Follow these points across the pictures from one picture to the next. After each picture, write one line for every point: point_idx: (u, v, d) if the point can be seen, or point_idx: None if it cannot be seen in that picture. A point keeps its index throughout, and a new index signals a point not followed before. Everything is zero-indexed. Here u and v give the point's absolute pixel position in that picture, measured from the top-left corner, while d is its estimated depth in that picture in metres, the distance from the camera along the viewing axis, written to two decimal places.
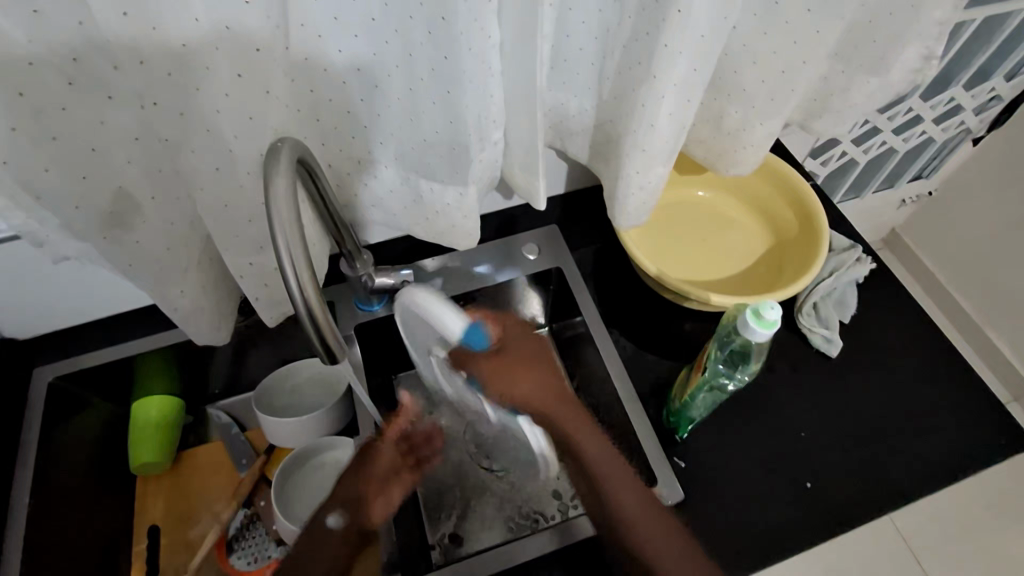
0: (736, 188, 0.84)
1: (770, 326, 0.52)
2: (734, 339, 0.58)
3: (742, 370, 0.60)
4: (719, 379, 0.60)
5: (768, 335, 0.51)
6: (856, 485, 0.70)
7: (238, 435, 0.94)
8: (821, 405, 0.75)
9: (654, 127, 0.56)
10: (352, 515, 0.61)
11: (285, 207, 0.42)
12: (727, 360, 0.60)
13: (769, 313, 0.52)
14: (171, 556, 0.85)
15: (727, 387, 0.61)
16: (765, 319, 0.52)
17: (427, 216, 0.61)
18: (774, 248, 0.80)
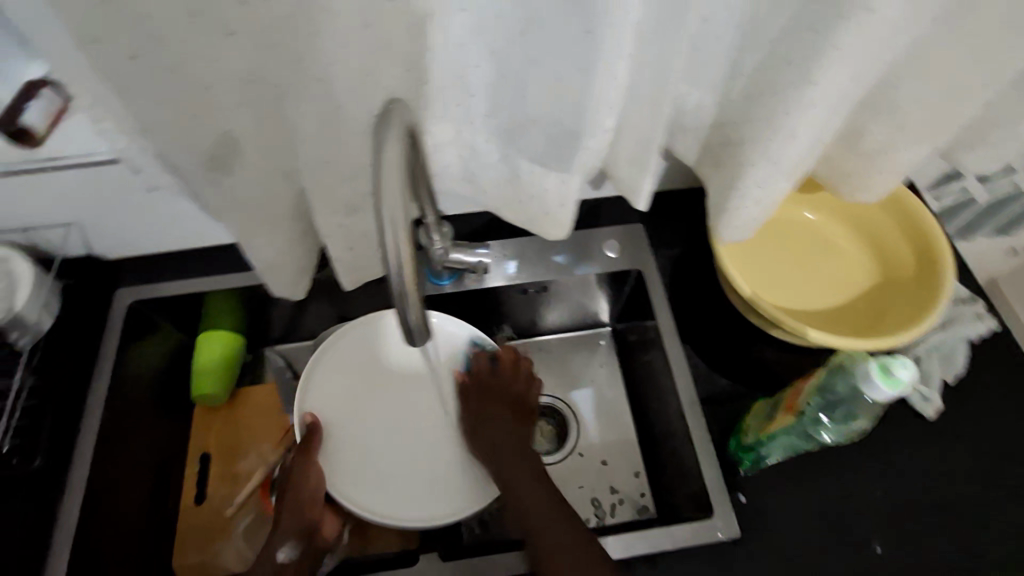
0: (849, 216, 0.76)
1: (897, 384, 0.49)
2: (841, 393, 0.53)
3: (846, 425, 0.54)
4: (815, 427, 0.55)
5: (892, 394, 0.49)
6: (938, 558, 0.62)
7: (288, 378, 0.92)
8: (910, 468, 0.67)
9: (794, 138, 0.50)
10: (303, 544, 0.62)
11: (393, 173, 0.39)
12: (830, 412, 0.54)
13: (900, 372, 0.49)
14: (218, 485, 0.82)
15: (822, 437, 0.55)
16: (893, 378, 0.49)
17: (523, 200, 0.58)
18: (883, 287, 0.72)
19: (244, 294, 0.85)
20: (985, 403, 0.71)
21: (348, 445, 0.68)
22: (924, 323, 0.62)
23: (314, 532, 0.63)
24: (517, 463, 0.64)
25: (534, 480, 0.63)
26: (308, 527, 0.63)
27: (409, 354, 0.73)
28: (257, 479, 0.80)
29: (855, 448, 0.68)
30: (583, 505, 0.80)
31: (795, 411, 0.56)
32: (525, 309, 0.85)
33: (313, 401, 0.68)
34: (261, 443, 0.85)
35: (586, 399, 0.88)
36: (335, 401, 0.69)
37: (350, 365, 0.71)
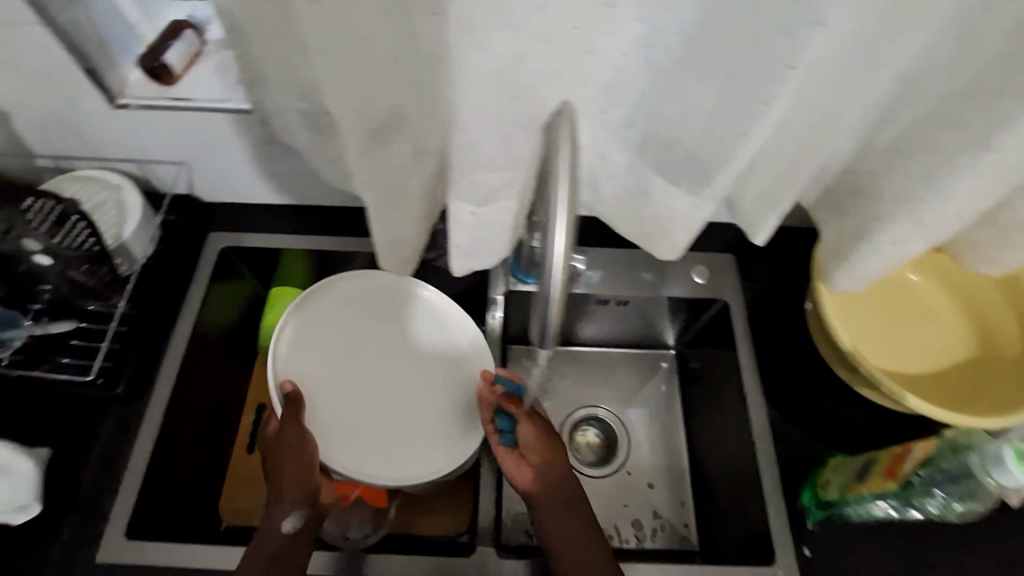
0: (951, 281, 0.74)
1: None
2: (960, 470, 0.53)
3: (953, 502, 0.54)
4: (921, 496, 0.54)
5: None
6: None
7: None
8: (988, 553, 0.64)
9: (947, 200, 0.48)
10: (305, 510, 0.62)
11: (565, 177, 0.40)
12: (942, 485, 0.54)
13: None
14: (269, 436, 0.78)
15: (923, 508, 0.55)
16: None
17: (645, 214, 0.57)
18: (979, 364, 0.69)
19: (320, 257, 0.83)
20: None
21: (329, 412, 0.71)
22: None
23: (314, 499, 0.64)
24: (545, 489, 0.66)
25: (566, 506, 0.64)
26: (310, 492, 0.63)
27: (371, 318, 0.78)
28: None
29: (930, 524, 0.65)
30: (624, 524, 0.79)
31: (897, 475, 0.55)
32: (600, 321, 0.84)
33: (288, 368, 0.71)
34: None
35: (640, 419, 0.87)
36: (308, 366, 0.73)
37: (323, 329, 0.75)
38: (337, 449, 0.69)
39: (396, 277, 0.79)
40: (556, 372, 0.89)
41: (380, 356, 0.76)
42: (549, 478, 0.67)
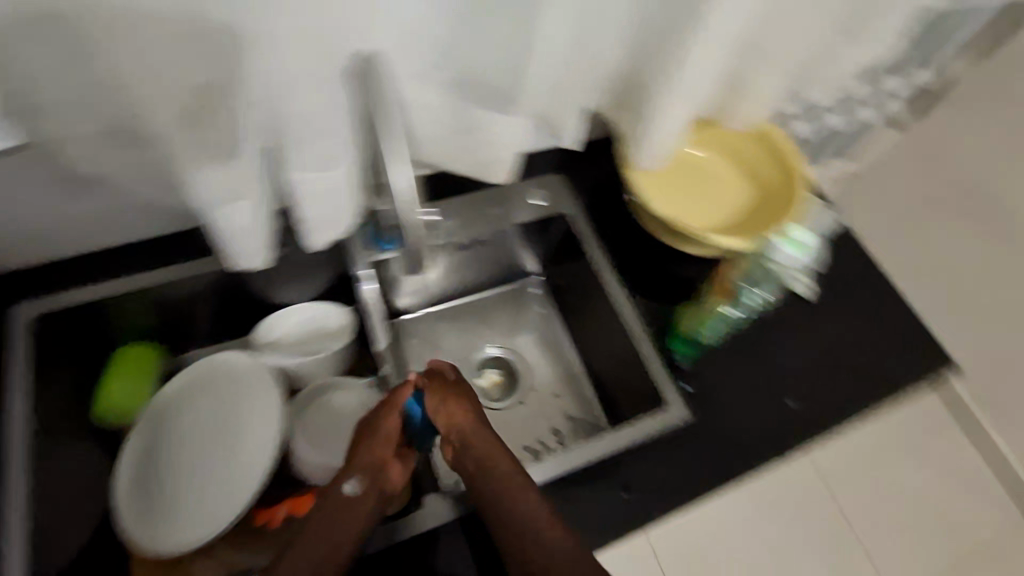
0: (723, 145, 0.90)
1: (805, 246, 0.73)
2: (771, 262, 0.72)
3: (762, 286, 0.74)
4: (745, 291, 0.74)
5: (800, 253, 0.72)
6: (834, 401, 0.77)
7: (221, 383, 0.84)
8: (801, 337, 0.81)
9: (687, 67, 0.62)
10: (370, 480, 0.61)
11: None
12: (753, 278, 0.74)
13: (804, 238, 0.73)
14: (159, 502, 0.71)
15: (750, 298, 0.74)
16: (799, 242, 0.73)
17: (473, 141, 0.63)
18: (759, 201, 0.86)
19: (154, 297, 0.76)
20: (846, 279, 0.88)
21: (202, 496, 0.70)
22: (799, 209, 0.78)
23: (382, 476, 0.62)
24: (507, 483, 0.61)
25: (533, 499, 0.60)
26: (378, 462, 0.63)
27: (197, 414, 0.75)
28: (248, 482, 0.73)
29: (763, 330, 0.81)
30: (545, 436, 0.86)
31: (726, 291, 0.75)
32: (463, 268, 0.89)
33: (146, 523, 0.68)
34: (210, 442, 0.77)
35: (527, 344, 0.95)
36: (160, 506, 0.70)
37: (160, 459, 0.72)
38: (217, 513, 0.69)
39: (206, 368, 0.77)
40: (436, 330, 0.92)
41: (214, 430, 0.74)
42: (512, 465, 0.63)
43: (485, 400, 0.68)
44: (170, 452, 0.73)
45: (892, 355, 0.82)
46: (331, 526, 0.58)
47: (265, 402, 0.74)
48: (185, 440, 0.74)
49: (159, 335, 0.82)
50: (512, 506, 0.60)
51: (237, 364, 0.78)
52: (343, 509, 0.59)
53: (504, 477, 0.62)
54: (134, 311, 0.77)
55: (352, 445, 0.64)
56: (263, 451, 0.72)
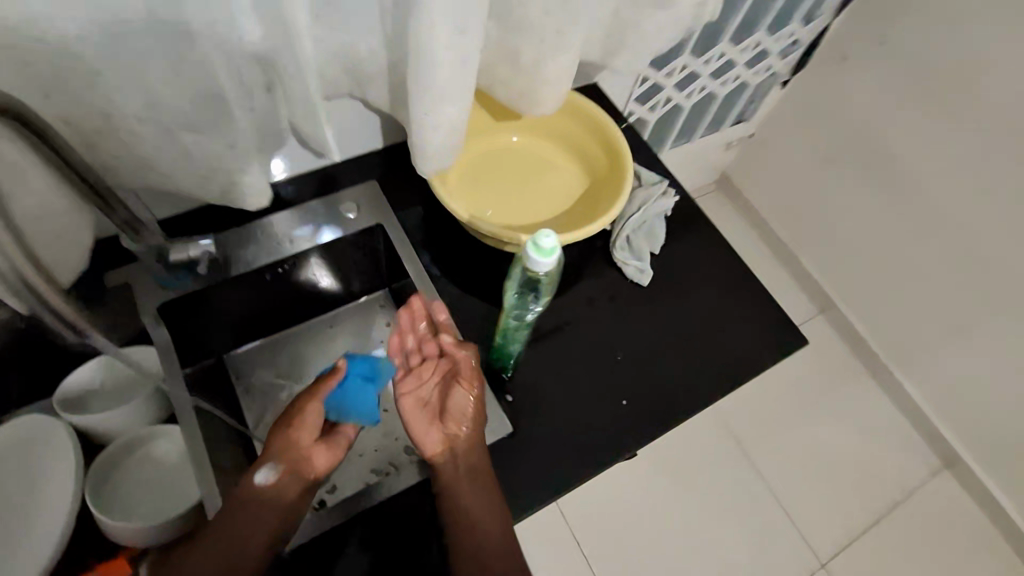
0: (549, 130, 0.86)
1: (550, 253, 0.57)
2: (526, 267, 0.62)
3: (534, 301, 0.65)
4: (515, 312, 0.66)
5: (549, 262, 0.57)
6: (666, 391, 0.75)
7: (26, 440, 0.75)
8: (634, 328, 0.79)
9: (432, 64, 0.54)
10: (293, 470, 0.61)
11: None
12: (518, 295, 0.65)
13: (546, 242, 0.57)
14: None
15: (528, 317, 0.66)
16: (544, 249, 0.57)
17: (209, 167, 0.55)
18: (589, 184, 0.85)
19: None
20: (688, 260, 0.86)
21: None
22: (622, 195, 0.77)
23: (303, 467, 0.62)
24: (461, 473, 0.63)
25: (487, 492, 0.63)
26: (301, 455, 0.62)
27: None
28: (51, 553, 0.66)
29: (598, 324, 0.79)
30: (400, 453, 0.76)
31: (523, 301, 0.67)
32: (289, 292, 0.78)
33: None
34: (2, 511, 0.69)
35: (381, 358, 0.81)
36: None
37: None
38: None
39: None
40: None
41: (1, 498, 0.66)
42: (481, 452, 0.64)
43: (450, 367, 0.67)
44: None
45: (730, 335, 0.81)
46: (246, 518, 0.58)
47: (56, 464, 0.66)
48: None
49: None
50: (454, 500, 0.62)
51: (26, 421, 0.68)
52: (263, 504, 0.59)
53: (482, 465, 0.64)
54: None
55: (275, 428, 0.64)
56: (53, 521, 0.64)
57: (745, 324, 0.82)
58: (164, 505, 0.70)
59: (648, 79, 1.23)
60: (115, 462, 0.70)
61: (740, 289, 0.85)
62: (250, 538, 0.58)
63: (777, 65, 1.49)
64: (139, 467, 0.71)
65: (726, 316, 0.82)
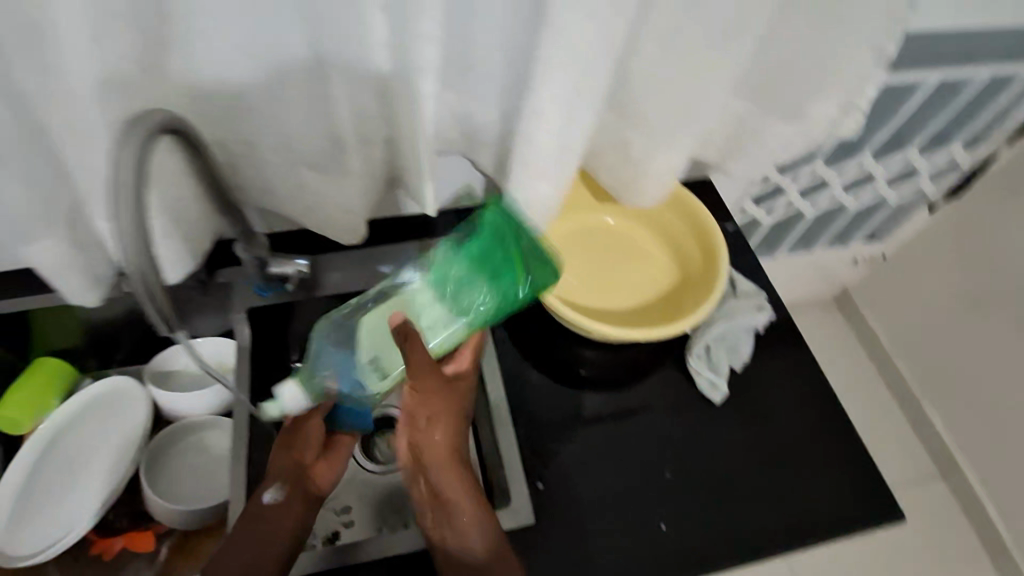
0: (645, 218, 0.85)
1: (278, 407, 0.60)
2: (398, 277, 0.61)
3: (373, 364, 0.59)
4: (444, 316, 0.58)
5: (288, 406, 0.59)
6: (712, 529, 0.67)
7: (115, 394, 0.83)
8: (691, 447, 0.72)
9: (537, 141, 0.58)
10: (290, 491, 0.62)
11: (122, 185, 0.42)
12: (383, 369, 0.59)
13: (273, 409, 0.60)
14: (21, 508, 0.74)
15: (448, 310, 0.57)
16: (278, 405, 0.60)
17: (315, 195, 0.61)
18: (677, 282, 0.81)
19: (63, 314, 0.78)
20: (773, 388, 0.78)
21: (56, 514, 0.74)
22: (713, 300, 0.72)
23: (308, 483, 0.63)
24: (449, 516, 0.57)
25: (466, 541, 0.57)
26: (297, 476, 0.63)
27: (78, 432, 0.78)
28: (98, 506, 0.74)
29: (654, 432, 0.73)
30: (419, 510, 0.75)
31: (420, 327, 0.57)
32: None
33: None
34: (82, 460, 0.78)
35: None
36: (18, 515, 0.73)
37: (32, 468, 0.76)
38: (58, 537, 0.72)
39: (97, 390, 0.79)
40: None
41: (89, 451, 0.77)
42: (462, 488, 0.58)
43: (428, 388, 0.56)
44: (55, 463, 0.77)
45: (799, 484, 0.72)
46: (243, 547, 0.58)
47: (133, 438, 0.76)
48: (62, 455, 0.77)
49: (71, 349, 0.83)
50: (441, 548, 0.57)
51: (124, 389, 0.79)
52: (258, 522, 0.60)
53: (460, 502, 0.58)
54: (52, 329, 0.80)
55: (282, 446, 0.65)
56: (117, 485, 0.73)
57: (822, 477, 0.72)
58: (204, 492, 0.75)
59: (771, 180, 1.16)
60: (174, 441, 0.77)
61: (827, 437, 0.75)
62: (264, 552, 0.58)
63: (925, 187, 1.35)
64: (193, 453, 0.77)
65: (800, 462, 0.73)
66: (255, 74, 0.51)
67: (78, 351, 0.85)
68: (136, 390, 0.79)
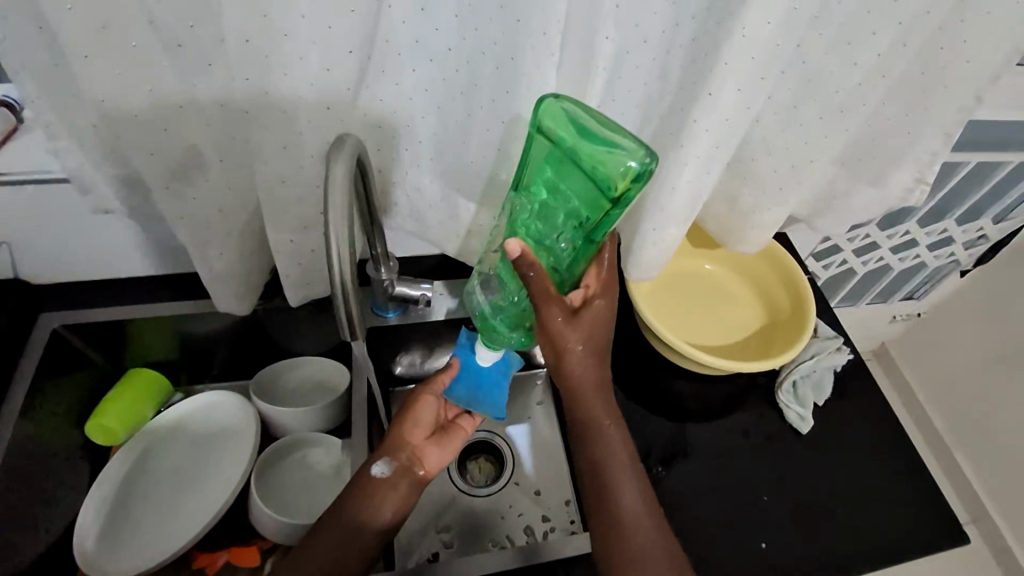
0: (735, 264, 0.89)
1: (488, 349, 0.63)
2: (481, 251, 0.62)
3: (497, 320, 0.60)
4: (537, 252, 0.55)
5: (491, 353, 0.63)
6: (818, 560, 0.69)
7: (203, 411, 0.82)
8: (789, 479, 0.75)
9: (674, 190, 0.62)
10: (398, 471, 0.64)
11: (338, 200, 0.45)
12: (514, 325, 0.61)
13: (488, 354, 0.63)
14: (115, 524, 0.72)
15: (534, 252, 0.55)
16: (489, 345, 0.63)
17: (465, 224, 0.65)
18: (767, 325, 0.84)
19: (170, 325, 0.78)
20: (861, 427, 0.81)
21: (157, 526, 0.73)
22: (806, 336, 0.75)
23: (413, 465, 0.66)
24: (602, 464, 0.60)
25: (628, 492, 0.59)
26: (406, 456, 0.66)
27: (178, 443, 0.79)
28: (194, 520, 0.73)
29: (752, 459, 0.76)
30: (515, 532, 0.76)
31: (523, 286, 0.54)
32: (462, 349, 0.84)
33: (98, 543, 0.71)
34: (177, 474, 0.77)
35: (521, 434, 0.85)
36: (117, 528, 0.72)
37: (132, 480, 0.76)
38: (159, 549, 0.71)
39: (196, 400, 0.80)
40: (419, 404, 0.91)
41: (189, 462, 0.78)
42: (615, 433, 0.61)
43: (555, 335, 0.55)
44: (145, 473, 0.77)
45: (895, 515, 0.74)
46: (349, 520, 0.60)
47: (237, 449, 0.77)
48: (160, 466, 0.77)
49: (170, 363, 0.84)
50: (596, 498, 0.59)
51: (224, 402, 0.80)
52: (364, 495, 0.62)
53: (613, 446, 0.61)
54: (152, 341, 0.80)
55: (395, 424, 0.68)
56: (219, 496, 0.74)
57: (919, 511, 0.75)
58: (307, 507, 0.75)
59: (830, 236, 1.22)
60: (278, 456, 0.77)
61: (919, 475, 0.78)
62: (369, 517, 0.60)
63: (959, 254, 1.41)
64: (298, 466, 0.78)
65: (894, 496, 0.75)
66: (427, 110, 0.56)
67: (172, 365, 0.84)
68: (241, 404, 0.78)
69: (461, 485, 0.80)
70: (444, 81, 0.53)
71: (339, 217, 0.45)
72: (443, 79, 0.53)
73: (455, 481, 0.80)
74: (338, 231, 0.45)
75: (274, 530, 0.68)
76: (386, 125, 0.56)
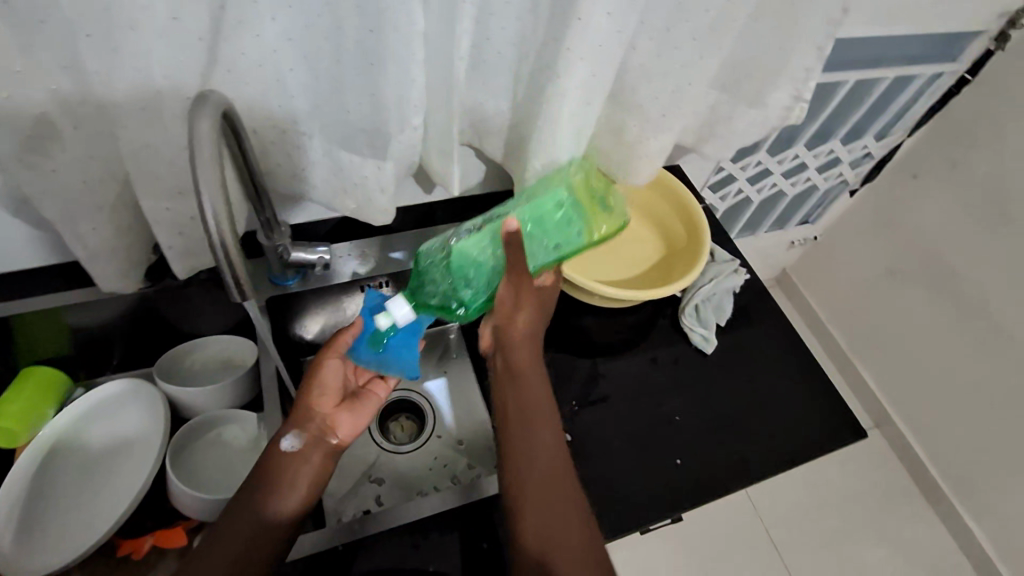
0: (635, 201, 0.94)
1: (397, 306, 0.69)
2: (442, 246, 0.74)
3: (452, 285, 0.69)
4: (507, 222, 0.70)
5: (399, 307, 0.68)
6: (722, 460, 0.77)
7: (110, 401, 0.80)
8: (693, 394, 0.82)
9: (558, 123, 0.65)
10: (309, 442, 0.64)
11: (205, 158, 0.44)
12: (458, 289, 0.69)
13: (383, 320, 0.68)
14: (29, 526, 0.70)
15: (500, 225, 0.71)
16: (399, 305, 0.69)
17: (357, 177, 0.64)
18: (665, 255, 0.90)
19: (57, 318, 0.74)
20: (754, 337, 0.89)
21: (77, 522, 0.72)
22: (699, 263, 0.81)
23: (325, 434, 0.66)
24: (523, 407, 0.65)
25: (545, 438, 0.64)
26: (318, 425, 0.66)
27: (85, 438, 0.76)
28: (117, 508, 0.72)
29: (660, 380, 0.82)
30: (440, 481, 0.80)
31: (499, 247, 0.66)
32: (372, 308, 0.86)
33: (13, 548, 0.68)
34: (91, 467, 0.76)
35: (440, 389, 0.89)
36: (32, 530, 0.70)
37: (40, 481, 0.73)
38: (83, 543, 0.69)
39: (99, 392, 0.77)
40: None
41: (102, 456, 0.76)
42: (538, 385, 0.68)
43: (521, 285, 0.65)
44: (54, 472, 0.74)
45: (787, 414, 0.83)
46: (262, 495, 0.59)
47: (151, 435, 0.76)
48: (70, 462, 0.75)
49: (64, 359, 0.80)
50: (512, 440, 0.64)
51: (131, 391, 0.78)
52: (277, 469, 0.61)
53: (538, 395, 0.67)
54: (39, 337, 0.76)
55: (306, 392, 0.68)
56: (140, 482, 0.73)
57: (806, 406, 0.84)
58: (228, 483, 0.75)
59: (724, 169, 1.31)
60: (193, 439, 0.76)
61: (806, 375, 0.87)
62: (288, 491, 0.60)
63: (847, 174, 1.55)
64: (216, 445, 0.77)
65: (786, 396, 0.84)
66: (296, 61, 0.54)
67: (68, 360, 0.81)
68: (145, 389, 0.77)
69: (383, 446, 0.82)
70: (307, 29, 0.52)
71: (208, 177, 0.44)
72: (305, 26, 0.52)
73: (381, 443, 0.82)
74: (208, 190, 0.44)
75: (198, 507, 0.68)
76: (251, 80, 0.54)
